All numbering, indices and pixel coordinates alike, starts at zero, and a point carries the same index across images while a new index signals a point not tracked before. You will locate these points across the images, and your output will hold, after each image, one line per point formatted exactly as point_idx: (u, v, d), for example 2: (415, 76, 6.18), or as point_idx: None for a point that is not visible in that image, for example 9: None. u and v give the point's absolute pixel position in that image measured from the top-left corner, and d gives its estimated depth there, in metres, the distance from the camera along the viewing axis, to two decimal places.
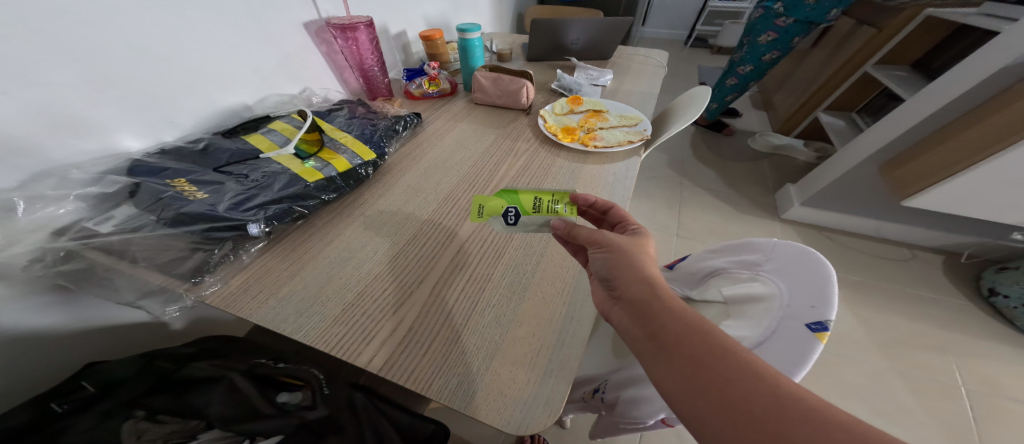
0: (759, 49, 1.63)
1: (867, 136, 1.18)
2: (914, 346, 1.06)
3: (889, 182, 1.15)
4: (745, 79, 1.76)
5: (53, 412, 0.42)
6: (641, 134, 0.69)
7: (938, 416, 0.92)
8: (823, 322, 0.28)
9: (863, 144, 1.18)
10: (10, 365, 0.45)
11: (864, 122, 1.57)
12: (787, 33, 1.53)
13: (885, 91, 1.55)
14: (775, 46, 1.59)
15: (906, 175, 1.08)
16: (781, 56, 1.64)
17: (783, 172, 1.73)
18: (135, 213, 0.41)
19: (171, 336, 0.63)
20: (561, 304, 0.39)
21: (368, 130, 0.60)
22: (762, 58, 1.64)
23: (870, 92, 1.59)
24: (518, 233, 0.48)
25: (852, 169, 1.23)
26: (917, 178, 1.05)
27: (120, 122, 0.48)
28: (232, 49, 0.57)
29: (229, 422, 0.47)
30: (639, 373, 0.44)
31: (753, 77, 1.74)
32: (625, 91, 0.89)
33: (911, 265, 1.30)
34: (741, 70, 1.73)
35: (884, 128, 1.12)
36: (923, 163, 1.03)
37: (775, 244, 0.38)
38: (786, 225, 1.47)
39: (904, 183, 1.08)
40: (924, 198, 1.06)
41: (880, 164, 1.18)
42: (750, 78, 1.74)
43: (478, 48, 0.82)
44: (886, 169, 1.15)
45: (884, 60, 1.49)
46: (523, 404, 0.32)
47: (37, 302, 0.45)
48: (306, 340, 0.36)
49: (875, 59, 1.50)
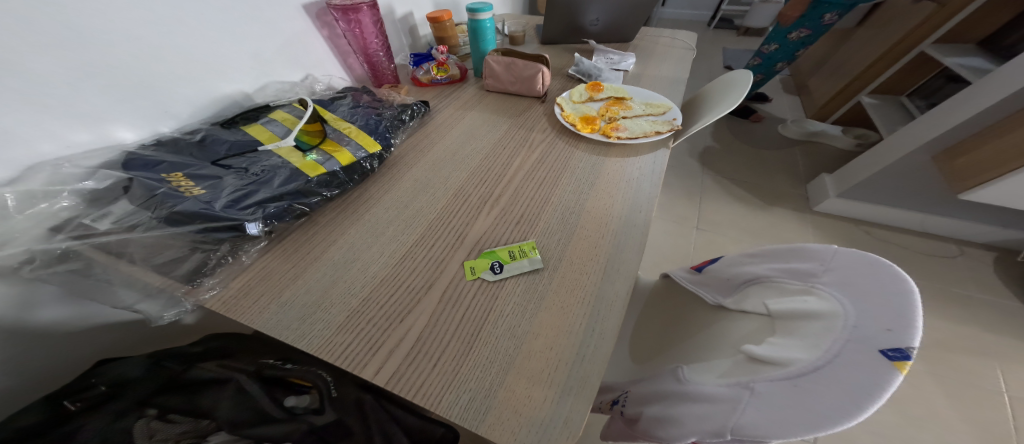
0: (786, 28, 1.54)
1: (923, 121, 1.09)
2: (953, 350, 1.00)
3: (944, 173, 1.07)
4: (769, 59, 1.71)
5: (66, 411, 0.40)
6: (670, 124, 0.63)
7: (973, 421, 0.87)
8: (905, 349, 0.23)
9: (920, 131, 1.09)
10: (18, 363, 0.44)
11: (915, 106, 1.45)
12: (815, 11, 1.43)
13: (942, 73, 1.42)
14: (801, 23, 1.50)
15: (967, 166, 1.00)
16: (812, 36, 1.54)
17: (814, 162, 1.64)
18: (130, 211, 0.38)
19: (179, 331, 0.62)
20: (580, 314, 0.36)
21: (373, 120, 0.57)
22: (790, 37, 1.56)
23: (924, 74, 1.47)
24: (535, 232, 0.45)
25: (899, 158, 1.15)
26: (980, 169, 0.97)
27: (114, 112, 0.45)
28: (227, 34, 0.54)
29: (238, 426, 0.45)
30: (663, 390, 0.41)
31: (778, 57, 1.68)
32: (649, 76, 0.84)
33: (956, 262, 1.22)
34: (766, 50, 1.67)
35: (944, 115, 1.04)
36: (991, 153, 0.95)
37: (834, 252, 0.35)
38: (817, 218, 1.39)
39: (963, 175, 1.01)
40: (986, 191, 0.97)
41: (935, 153, 1.10)
42: (775, 59, 1.69)
43: (490, 30, 0.77)
44: (942, 159, 1.07)
45: (945, 37, 1.37)
46: (539, 424, 0.28)
47: (50, 296, 0.44)
48: (310, 350, 0.33)
49: (933, 38, 1.39)
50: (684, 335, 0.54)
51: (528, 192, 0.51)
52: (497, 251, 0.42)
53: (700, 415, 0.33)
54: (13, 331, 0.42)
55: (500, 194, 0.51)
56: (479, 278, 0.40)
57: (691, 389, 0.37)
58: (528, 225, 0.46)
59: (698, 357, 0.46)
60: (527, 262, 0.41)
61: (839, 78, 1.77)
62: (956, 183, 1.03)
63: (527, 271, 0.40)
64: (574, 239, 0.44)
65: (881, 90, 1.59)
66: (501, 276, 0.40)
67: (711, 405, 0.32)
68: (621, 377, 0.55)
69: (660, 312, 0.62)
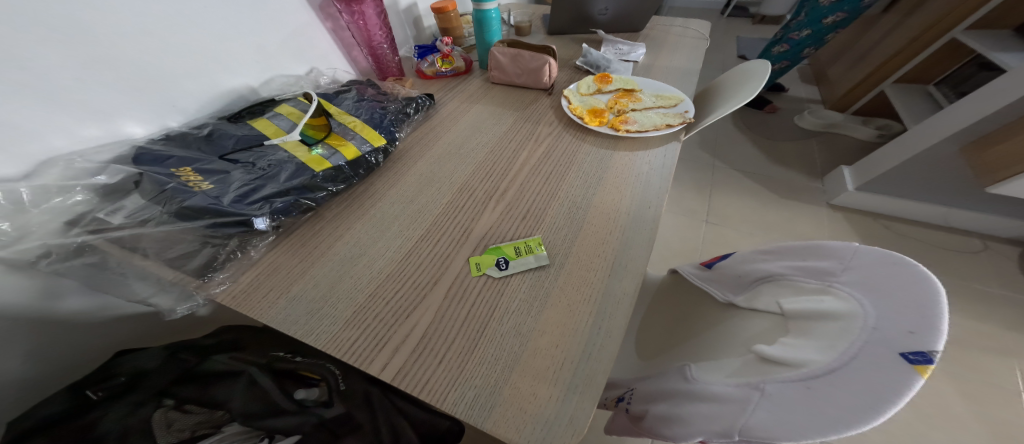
0: (821, 11, 1.50)
1: (950, 113, 1.06)
2: (972, 347, 0.97)
3: (973, 165, 1.04)
4: (797, 45, 1.65)
5: (89, 400, 0.42)
6: (681, 117, 0.61)
7: (988, 421, 0.85)
8: (927, 352, 0.22)
9: (950, 121, 1.05)
10: (42, 354, 0.45)
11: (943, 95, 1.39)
12: None
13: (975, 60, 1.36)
14: (841, 7, 1.47)
15: (999, 157, 0.97)
16: (848, 19, 1.51)
17: (830, 155, 1.59)
18: (142, 205, 0.39)
19: (192, 323, 0.63)
20: (586, 312, 0.35)
21: (378, 114, 0.57)
22: (825, 21, 1.53)
23: (956, 61, 1.40)
24: (540, 228, 0.44)
25: (925, 148, 1.11)
26: (1013, 161, 0.95)
27: (122, 106, 0.45)
28: (230, 27, 0.54)
29: (250, 417, 0.46)
30: (669, 389, 0.40)
31: (808, 43, 1.63)
32: (661, 67, 0.81)
33: (981, 257, 1.18)
34: (797, 36, 1.62)
35: (977, 105, 0.99)
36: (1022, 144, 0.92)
37: (855, 250, 0.34)
38: (833, 212, 1.35)
39: (994, 166, 0.99)
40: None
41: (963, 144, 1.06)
42: (805, 45, 1.64)
43: (495, 20, 0.75)
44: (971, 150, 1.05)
45: (979, 24, 1.30)
46: (544, 422, 0.28)
47: (73, 286, 0.46)
48: (317, 345, 0.34)
49: (965, 24, 1.32)
50: (692, 333, 0.53)
51: (534, 187, 0.50)
52: (503, 247, 0.42)
53: (708, 415, 0.32)
54: (39, 322, 0.44)
55: (505, 189, 0.50)
56: (484, 274, 0.40)
57: (699, 388, 0.37)
58: (534, 220, 0.46)
59: (706, 355, 0.46)
60: (532, 259, 0.41)
61: (862, 68, 1.70)
62: (988, 174, 1.01)
63: (532, 267, 0.40)
64: (580, 234, 0.43)
65: (907, 79, 1.52)
66: (507, 272, 0.40)
67: (719, 405, 0.32)
68: (629, 373, 0.54)
69: (667, 308, 0.62)
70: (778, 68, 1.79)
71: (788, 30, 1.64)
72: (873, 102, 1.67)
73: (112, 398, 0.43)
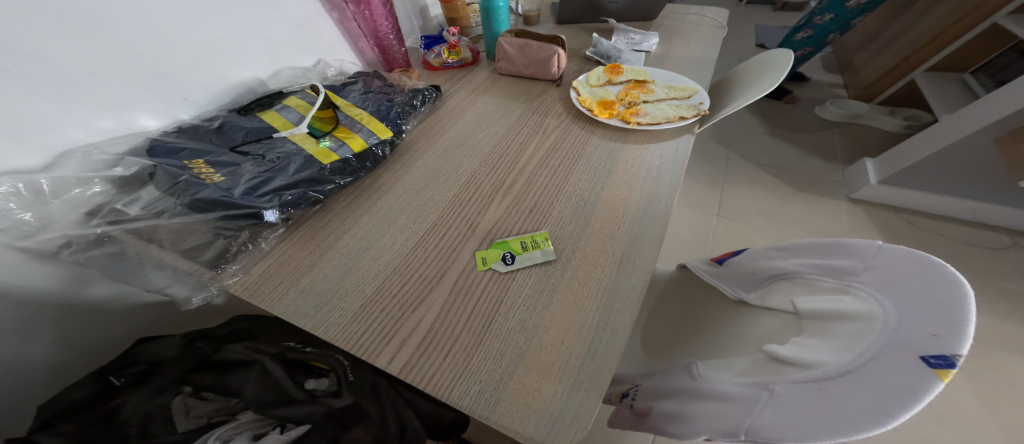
0: None
1: (985, 102, 1.01)
2: (993, 345, 0.94)
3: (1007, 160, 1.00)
4: (821, 31, 1.58)
5: (113, 385, 0.43)
6: (696, 109, 0.60)
7: (1004, 421, 0.83)
8: (948, 356, 0.21)
9: (986, 111, 1.00)
10: (70, 340, 0.47)
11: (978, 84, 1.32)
12: None
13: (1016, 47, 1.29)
14: None
15: None
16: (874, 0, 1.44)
17: (850, 148, 1.54)
18: (157, 197, 0.39)
19: (207, 311, 0.64)
20: (593, 308, 0.35)
21: (384, 106, 0.56)
22: (848, 4, 1.46)
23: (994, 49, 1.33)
24: (547, 222, 0.44)
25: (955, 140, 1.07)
26: None
27: (136, 100, 0.46)
28: (236, 17, 0.53)
29: (265, 406, 0.46)
30: (675, 386, 0.40)
31: (833, 28, 1.55)
32: (675, 56, 0.79)
33: (1009, 254, 1.14)
34: (819, 21, 1.54)
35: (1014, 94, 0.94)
36: None
37: (878, 250, 0.32)
38: (852, 205, 1.31)
39: None
40: None
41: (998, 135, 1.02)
42: (828, 29, 1.56)
43: (502, 9, 0.74)
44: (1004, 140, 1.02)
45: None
46: (549, 416, 0.28)
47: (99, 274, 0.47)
48: (327, 337, 0.34)
49: (1009, 8, 1.24)
50: (700, 331, 0.53)
51: (542, 180, 0.50)
52: (509, 242, 0.42)
53: (715, 414, 0.32)
54: (64, 308, 0.45)
55: (512, 182, 0.50)
56: (490, 269, 0.39)
57: (706, 387, 0.36)
58: (541, 214, 0.45)
59: (715, 352, 0.45)
60: (539, 254, 0.40)
61: (890, 56, 1.62)
62: None
63: (539, 262, 0.40)
64: (589, 229, 0.43)
65: (941, 66, 1.45)
66: (513, 267, 0.39)
67: (726, 405, 0.32)
68: (634, 369, 0.54)
69: (677, 303, 0.61)
70: (801, 54, 1.72)
71: (811, 15, 1.57)
72: (901, 92, 1.60)
73: (135, 384, 0.44)
